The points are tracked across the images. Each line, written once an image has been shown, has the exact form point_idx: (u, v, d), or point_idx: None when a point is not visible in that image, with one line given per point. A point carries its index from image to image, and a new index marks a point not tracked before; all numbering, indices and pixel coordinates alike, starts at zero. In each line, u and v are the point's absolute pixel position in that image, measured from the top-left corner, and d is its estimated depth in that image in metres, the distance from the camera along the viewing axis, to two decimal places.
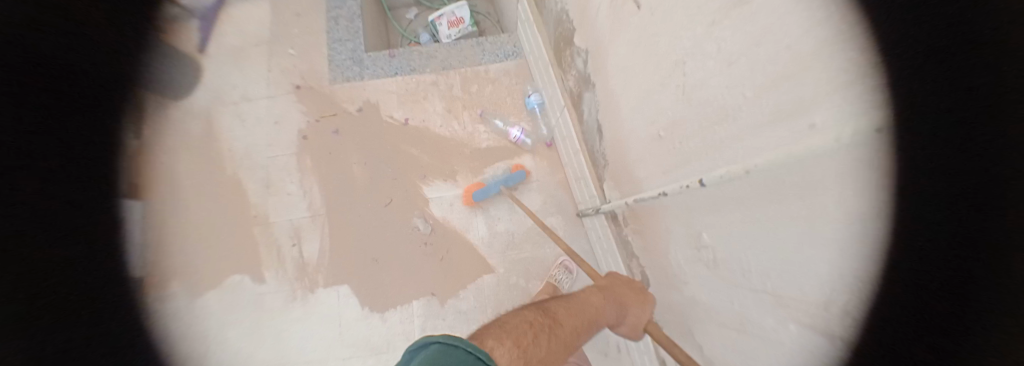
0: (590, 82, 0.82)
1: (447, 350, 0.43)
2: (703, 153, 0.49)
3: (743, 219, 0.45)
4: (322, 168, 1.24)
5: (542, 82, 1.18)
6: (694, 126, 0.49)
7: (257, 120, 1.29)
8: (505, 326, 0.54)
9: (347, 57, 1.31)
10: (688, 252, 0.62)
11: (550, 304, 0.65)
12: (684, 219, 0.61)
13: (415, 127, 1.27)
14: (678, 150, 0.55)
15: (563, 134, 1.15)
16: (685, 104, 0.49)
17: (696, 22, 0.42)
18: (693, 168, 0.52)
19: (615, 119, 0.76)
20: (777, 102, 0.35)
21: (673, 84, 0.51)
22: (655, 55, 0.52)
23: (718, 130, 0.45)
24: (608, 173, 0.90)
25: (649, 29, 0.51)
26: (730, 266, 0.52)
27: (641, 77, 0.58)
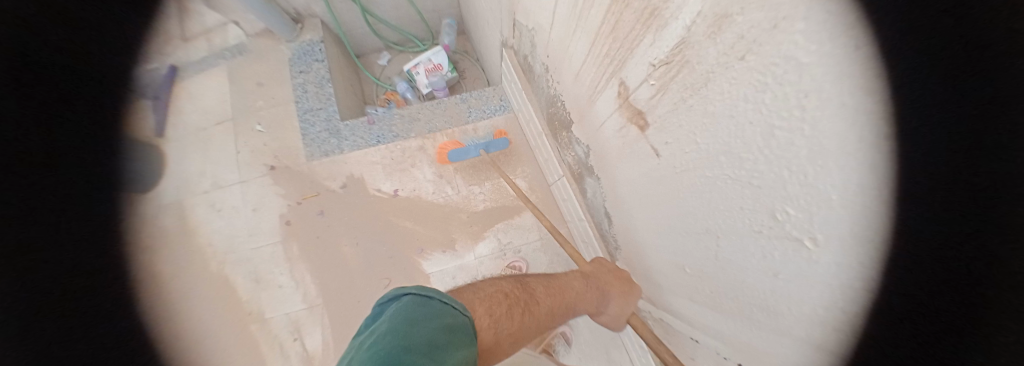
0: (592, 170, 0.78)
1: (418, 299, 0.47)
2: (737, 325, 0.44)
3: None
4: (310, 254, 1.15)
5: (534, 142, 1.11)
6: (727, 291, 0.45)
7: (235, 209, 1.19)
8: (481, 293, 0.58)
9: (322, 129, 1.21)
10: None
11: (529, 280, 0.68)
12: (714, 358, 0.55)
13: (406, 198, 1.18)
14: (707, 294, 0.50)
15: (562, 194, 1.07)
16: (718, 267, 0.45)
17: (739, 218, 0.37)
18: (722, 319, 0.48)
19: (626, 218, 0.70)
20: (832, 354, 0.29)
21: (702, 240, 0.46)
22: (681, 205, 0.47)
23: (752, 312, 0.40)
24: (622, 255, 0.82)
25: (672, 178, 0.47)
26: None
27: (662, 210, 0.53)
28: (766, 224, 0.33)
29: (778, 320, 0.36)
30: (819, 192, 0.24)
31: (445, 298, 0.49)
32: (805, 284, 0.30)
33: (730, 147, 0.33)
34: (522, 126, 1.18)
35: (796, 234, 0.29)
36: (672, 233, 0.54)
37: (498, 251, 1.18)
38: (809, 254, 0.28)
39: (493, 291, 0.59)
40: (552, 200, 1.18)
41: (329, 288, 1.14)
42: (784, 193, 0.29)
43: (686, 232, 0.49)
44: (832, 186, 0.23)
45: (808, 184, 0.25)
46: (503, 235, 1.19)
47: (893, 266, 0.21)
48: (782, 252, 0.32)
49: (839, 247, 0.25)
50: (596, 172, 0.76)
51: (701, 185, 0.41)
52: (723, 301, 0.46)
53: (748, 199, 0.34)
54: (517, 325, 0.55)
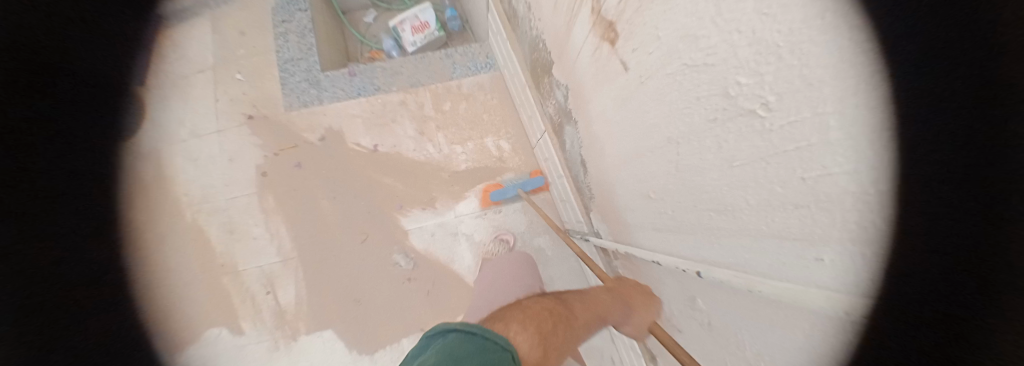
0: (570, 115, 0.77)
1: (463, 337, 0.48)
2: (703, 235, 0.45)
3: (740, 301, 0.42)
4: (286, 206, 1.12)
5: (518, 100, 1.09)
6: (689, 203, 0.45)
7: (211, 158, 1.16)
8: (524, 310, 0.58)
9: (302, 79, 1.17)
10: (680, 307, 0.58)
11: (567, 296, 0.63)
12: (680, 280, 0.57)
13: (386, 154, 1.16)
14: (670, 214, 0.52)
15: (544, 155, 1.04)
16: (679, 181, 0.46)
17: (699, 113, 0.37)
18: (685, 237, 0.50)
19: (599, 161, 0.69)
20: (780, 223, 0.31)
21: (666, 156, 0.47)
22: (649, 120, 0.48)
23: (713, 216, 0.42)
24: (596, 205, 0.82)
25: (638, 92, 0.48)
26: (721, 332, 0.49)
27: (632, 134, 0.54)
28: (722, 107, 0.33)
29: (737, 216, 0.37)
30: (765, 43, 0.25)
31: (485, 333, 0.50)
32: (751, 159, 0.32)
33: (687, 27, 0.34)
34: (507, 85, 1.16)
35: (745, 105, 0.29)
36: (639, 158, 0.55)
37: (479, 211, 1.18)
38: (758, 124, 0.29)
39: (532, 307, 0.58)
40: (535, 162, 1.16)
41: (303, 243, 1.11)
42: (736, 62, 0.29)
43: (652, 150, 0.50)
44: (772, 20, 0.24)
45: (754, 37, 0.26)
46: (485, 196, 1.18)
47: (816, 96, 0.22)
48: (735, 133, 0.32)
49: (781, 96, 0.25)
50: (574, 117, 0.75)
51: (665, 89, 0.42)
52: (685, 217, 0.48)
53: (707, 86, 0.34)
54: (560, 344, 0.52)
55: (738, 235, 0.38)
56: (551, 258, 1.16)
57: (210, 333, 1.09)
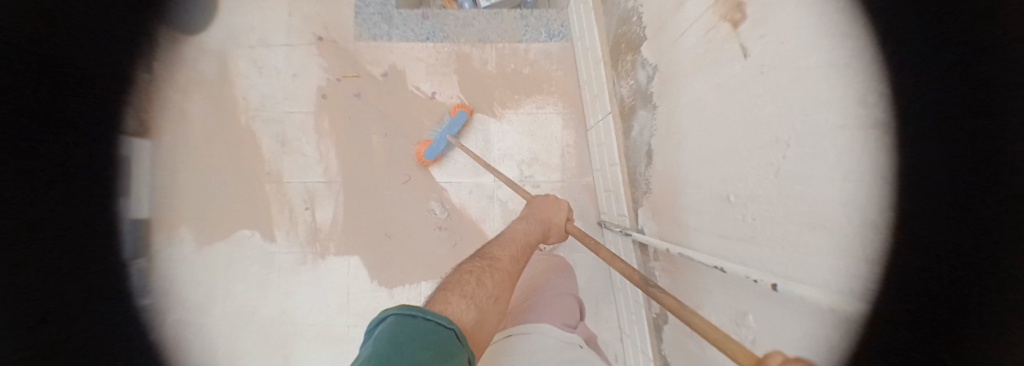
0: (649, 98, 0.73)
1: (405, 322, 0.35)
2: (779, 249, 0.43)
3: (807, 323, 0.39)
4: (340, 132, 1.15)
5: (587, 77, 1.06)
6: (777, 212, 0.43)
7: (275, 70, 1.19)
8: (451, 281, 0.49)
9: (376, 12, 1.17)
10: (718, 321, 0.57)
11: (485, 248, 0.64)
12: (729, 293, 0.54)
13: (442, 103, 1.16)
14: (748, 224, 0.49)
15: (597, 138, 1.03)
16: (773, 185, 0.43)
17: (823, 115, 0.35)
18: (759, 251, 0.46)
19: (670, 151, 0.68)
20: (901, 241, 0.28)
21: (766, 157, 0.44)
22: (756, 113, 0.46)
23: (803, 234, 0.39)
24: (648, 201, 0.80)
25: (751, 80, 0.46)
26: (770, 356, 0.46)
27: (729, 129, 0.52)
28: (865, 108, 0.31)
29: (840, 240, 0.34)
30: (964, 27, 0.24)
31: (433, 315, 0.37)
32: (885, 176, 0.29)
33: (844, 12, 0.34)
34: (577, 60, 1.13)
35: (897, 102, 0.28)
36: (732, 157, 0.51)
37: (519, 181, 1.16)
38: (928, 129, 0.26)
39: (459, 274, 0.52)
40: (586, 145, 1.15)
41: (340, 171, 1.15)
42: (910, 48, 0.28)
43: (749, 150, 0.48)
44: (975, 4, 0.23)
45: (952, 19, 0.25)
46: (526, 167, 1.16)
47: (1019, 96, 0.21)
48: (868, 138, 0.30)
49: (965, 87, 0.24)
50: (653, 102, 0.72)
51: (788, 82, 0.40)
52: (769, 229, 0.44)
53: (850, 83, 0.32)
54: (497, 289, 0.50)
55: (832, 261, 0.35)
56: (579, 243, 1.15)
57: (242, 233, 1.18)
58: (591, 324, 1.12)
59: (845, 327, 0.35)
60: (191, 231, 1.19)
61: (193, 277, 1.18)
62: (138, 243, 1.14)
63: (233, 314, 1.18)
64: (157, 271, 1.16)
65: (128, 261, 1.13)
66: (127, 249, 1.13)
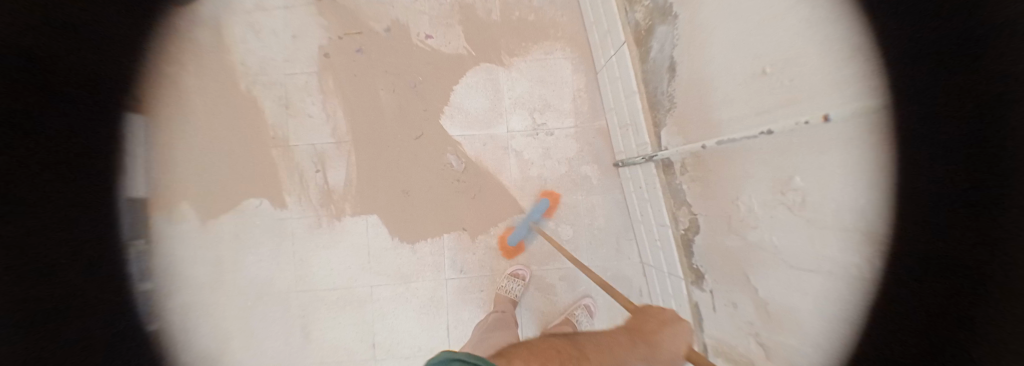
0: (671, 11, 0.78)
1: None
2: (819, 92, 0.45)
3: (854, 149, 0.41)
4: (346, 91, 1.12)
5: (596, 16, 1.06)
6: (814, 58, 0.45)
7: (275, 33, 1.15)
8: (534, 349, 0.50)
9: None
10: (764, 196, 0.60)
11: (577, 338, 0.57)
12: (771, 162, 0.57)
13: (452, 55, 1.14)
14: (787, 85, 0.51)
15: (610, 76, 1.05)
16: (810, 34, 0.46)
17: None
18: (800, 105, 0.49)
19: (698, 52, 0.71)
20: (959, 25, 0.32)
21: (799, 13, 0.48)
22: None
23: (839, 64, 0.42)
24: (671, 118, 0.82)
25: None
26: (818, 207, 0.49)
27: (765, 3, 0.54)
28: None
29: (885, 52, 0.38)
30: None
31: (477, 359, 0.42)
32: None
33: None
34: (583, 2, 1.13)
35: None
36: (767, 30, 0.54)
37: (532, 130, 1.16)
38: None
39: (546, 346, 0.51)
40: (597, 88, 1.15)
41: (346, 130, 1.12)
42: None
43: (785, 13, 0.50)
44: None
45: None
46: (539, 115, 1.16)
47: None
48: None
49: None
50: (674, 12, 0.77)
51: None
52: (807, 79, 0.47)
53: None
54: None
55: (873, 72, 0.39)
56: (596, 186, 1.16)
57: (250, 202, 1.14)
58: (613, 263, 1.15)
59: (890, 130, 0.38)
60: (192, 207, 1.13)
61: (195, 254, 1.12)
62: (135, 225, 1.08)
63: (243, 289, 1.14)
64: (159, 251, 1.10)
65: (126, 244, 1.07)
66: (123, 231, 1.07)
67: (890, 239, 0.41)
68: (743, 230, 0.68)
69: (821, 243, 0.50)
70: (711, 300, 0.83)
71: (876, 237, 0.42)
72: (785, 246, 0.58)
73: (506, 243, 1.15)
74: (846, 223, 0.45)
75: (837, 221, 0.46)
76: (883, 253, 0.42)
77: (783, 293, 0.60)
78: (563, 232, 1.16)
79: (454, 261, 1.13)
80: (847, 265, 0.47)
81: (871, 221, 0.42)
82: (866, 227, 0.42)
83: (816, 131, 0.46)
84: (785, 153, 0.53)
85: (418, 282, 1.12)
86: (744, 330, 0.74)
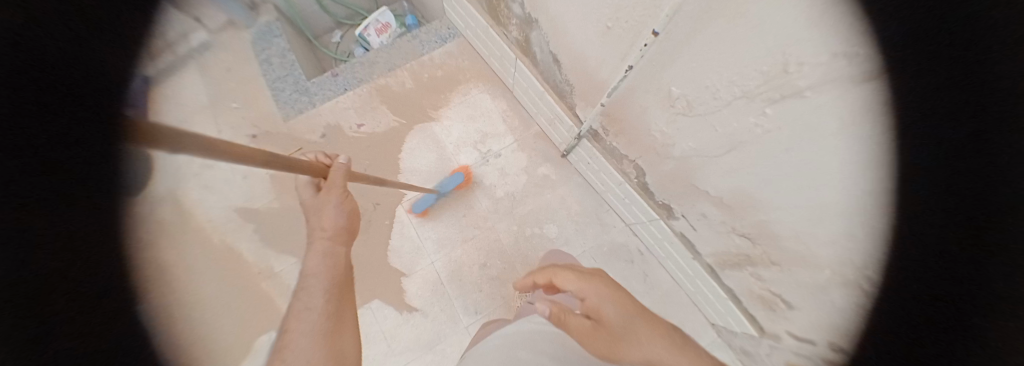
0: (532, 22, 0.90)
1: None
2: (647, 17, 0.58)
3: (703, 41, 0.53)
4: (303, 203, 1.20)
5: (486, 53, 1.27)
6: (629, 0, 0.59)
7: (228, 182, 1.23)
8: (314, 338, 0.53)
9: (292, 91, 1.28)
10: (663, 116, 0.75)
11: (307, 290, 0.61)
12: (652, 84, 0.71)
13: (387, 132, 1.29)
14: (628, 27, 0.64)
15: (520, 88, 1.22)
16: None
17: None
18: (641, 32, 0.62)
19: (566, 41, 0.83)
20: None
21: None
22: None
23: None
24: (576, 96, 0.97)
25: None
26: (700, 99, 0.63)
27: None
28: None
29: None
30: None
31: None
32: None
33: None
34: (474, 45, 1.33)
35: None
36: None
37: (481, 159, 1.31)
38: None
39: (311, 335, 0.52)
40: (517, 103, 1.34)
41: (321, 233, 1.19)
42: None
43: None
44: None
45: None
46: (481, 146, 1.32)
47: None
48: None
49: None
50: (534, 20, 0.89)
51: None
52: (635, 13, 0.60)
53: None
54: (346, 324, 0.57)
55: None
56: (557, 180, 1.29)
57: (262, 340, 1.13)
58: (604, 236, 1.25)
59: (718, 11, 0.48)
60: None
61: None
62: None
63: None
64: None
65: None
66: None
67: (788, 114, 0.49)
68: (668, 151, 0.81)
69: (734, 120, 0.60)
70: (686, 221, 0.94)
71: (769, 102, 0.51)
72: (696, 142, 0.72)
73: (506, 267, 1.19)
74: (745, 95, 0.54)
75: (736, 92, 0.55)
76: (782, 116, 0.51)
77: (727, 182, 0.73)
78: (548, 231, 1.24)
79: (465, 306, 1.15)
80: (746, 126, 0.59)
81: (749, 87, 0.52)
82: (748, 92, 0.53)
83: (668, 43, 0.60)
84: (664, 70, 0.66)
85: (443, 344, 1.12)
86: (725, 232, 0.85)
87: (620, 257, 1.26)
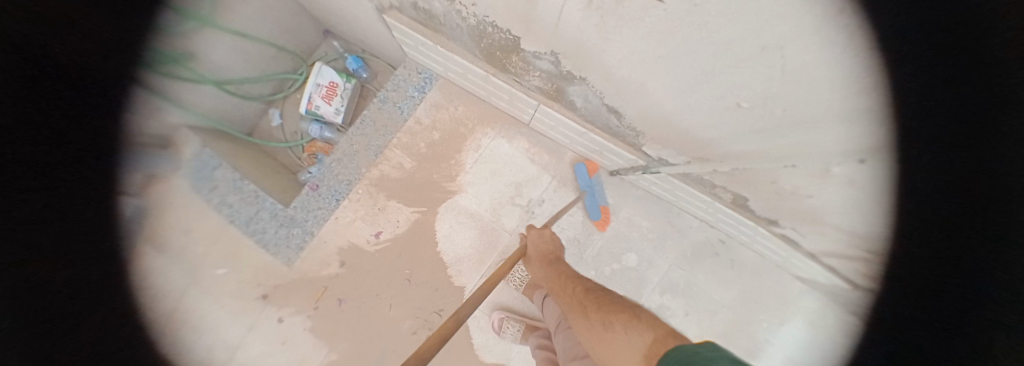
0: (569, 76, 0.63)
1: None
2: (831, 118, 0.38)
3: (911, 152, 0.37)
4: (360, 343, 1.04)
5: (483, 93, 0.99)
6: (803, 99, 0.37)
7: (266, 355, 1.04)
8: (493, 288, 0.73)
9: (276, 226, 1.02)
10: (809, 179, 0.55)
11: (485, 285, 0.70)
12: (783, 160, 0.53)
13: (411, 228, 1.06)
14: (781, 114, 0.42)
15: (544, 125, 0.97)
16: (786, 80, 0.35)
17: (867, 19, 0.24)
18: (806, 126, 0.42)
19: (636, 100, 0.59)
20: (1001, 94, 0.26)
21: (756, 64, 0.35)
22: (715, 40, 0.35)
23: (877, 105, 0.33)
24: (648, 138, 0.72)
25: (675, 22, 0.35)
26: (876, 183, 0.47)
27: (690, 64, 0.42)
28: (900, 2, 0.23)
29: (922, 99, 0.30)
30: None
31: None
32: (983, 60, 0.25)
33: None
34: (461, 85, 1.05)
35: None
36: (713, 80, 0.43)
37: (526, 214, 1.10)
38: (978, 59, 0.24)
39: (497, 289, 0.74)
40: (538, 134, 1.09)
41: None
42: None
43: (730, 67, 0.38)
44: None
45: None
46: (519, 198, 1.10)
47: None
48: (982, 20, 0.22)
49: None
50: (575, 76, 0.61)
51: (726, 8, 0.29)
52: (805, 110, 0.39)
53: None
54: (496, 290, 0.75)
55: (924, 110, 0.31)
56: (617, 205, 1.12)
57: None
58: (683, 242, 1.13)
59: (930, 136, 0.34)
60: None
61: None
62: None
63: None
64: None
65: None
66: None
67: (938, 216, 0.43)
68: (798, 199, 0.64)
69: (909, 210, 0.47)
70: (797, 232, 0.81)
71: (948, 212, 0.42)
72: (847, 203, 0.55)
73: None
74: (910, 186, 0.43)
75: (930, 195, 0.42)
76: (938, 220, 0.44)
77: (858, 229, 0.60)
78: (628, 262, 1.13)
79: None
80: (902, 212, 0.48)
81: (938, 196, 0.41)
82: (955, 200, 0.39)
83: (845, 144, 0.41)
84: (824, 155, 0.46)
85: None
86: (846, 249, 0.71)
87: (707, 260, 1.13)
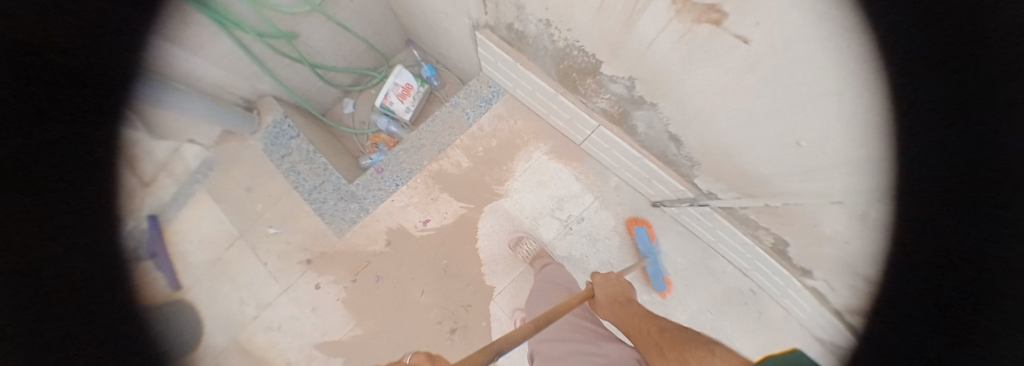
0: (641, 101, 0.73)
1: None
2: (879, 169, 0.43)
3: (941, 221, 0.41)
4: (384, 323, 1.08)
5: (545, 111, 1.11)
6: (855, 147, 0.42)
7: (295, 319, 1.08)
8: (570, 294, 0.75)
9: (335, 199, 1.10)
10: (850, 226, 0.58)
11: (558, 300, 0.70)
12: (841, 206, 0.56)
13: (456, 221, 1.14)
14: (832, 160, 0.48)
15: (597, 147, 1.06)
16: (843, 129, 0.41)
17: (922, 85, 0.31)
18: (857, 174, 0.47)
19: (699, 128, 0.67)
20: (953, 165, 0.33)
21: (820, 109, 0.42)
22: (787, 84, 0.42)
23: (911, 162, 0.38)
24: (703, 169, 0.78)
25: (755, 64, 0.43)
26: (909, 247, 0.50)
27: (763, 100, 0.48)
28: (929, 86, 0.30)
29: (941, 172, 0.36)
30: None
31: None
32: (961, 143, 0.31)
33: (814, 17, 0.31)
34: (524, 102, 1.17)
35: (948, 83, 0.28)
36: (774, 117, 0.50)
37: (564, 228, 1.16)
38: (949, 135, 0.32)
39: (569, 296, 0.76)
40: (587, 155, 1.17)
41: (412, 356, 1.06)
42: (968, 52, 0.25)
43: (797, 108, 0.45)
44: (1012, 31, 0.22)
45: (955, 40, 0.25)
46: (560, 212, 1.16)
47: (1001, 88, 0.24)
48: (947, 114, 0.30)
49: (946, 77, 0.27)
50: (648, 101, 0.71)
51: (799, 60, 0.37)
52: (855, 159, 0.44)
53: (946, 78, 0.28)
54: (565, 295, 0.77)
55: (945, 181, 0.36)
56: (653, 235, 1.15)
57: None
58: (715, 284, 1.12)
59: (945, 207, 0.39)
60: None
61: None
62: None
63: None
64: None
65: None
66: None
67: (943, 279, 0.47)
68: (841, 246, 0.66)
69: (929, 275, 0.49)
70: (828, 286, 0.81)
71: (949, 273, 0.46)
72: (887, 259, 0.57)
73: None
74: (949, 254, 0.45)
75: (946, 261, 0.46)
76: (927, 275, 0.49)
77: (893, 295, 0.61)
78: (657, 293, 1.13)
79: None
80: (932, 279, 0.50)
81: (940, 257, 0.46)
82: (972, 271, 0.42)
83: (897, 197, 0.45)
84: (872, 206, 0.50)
85: None
86: None
87: (740, 308, 1.11)
